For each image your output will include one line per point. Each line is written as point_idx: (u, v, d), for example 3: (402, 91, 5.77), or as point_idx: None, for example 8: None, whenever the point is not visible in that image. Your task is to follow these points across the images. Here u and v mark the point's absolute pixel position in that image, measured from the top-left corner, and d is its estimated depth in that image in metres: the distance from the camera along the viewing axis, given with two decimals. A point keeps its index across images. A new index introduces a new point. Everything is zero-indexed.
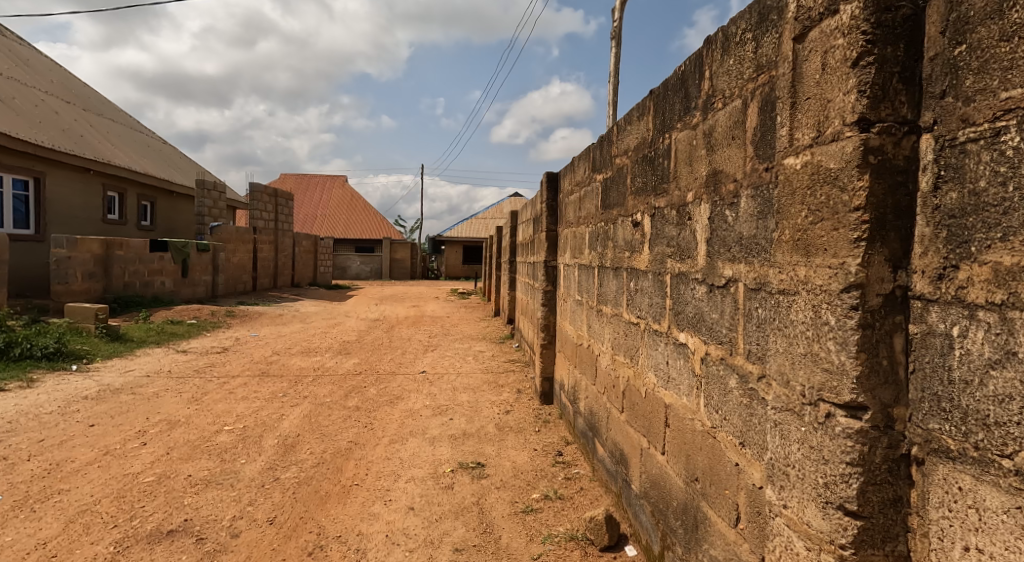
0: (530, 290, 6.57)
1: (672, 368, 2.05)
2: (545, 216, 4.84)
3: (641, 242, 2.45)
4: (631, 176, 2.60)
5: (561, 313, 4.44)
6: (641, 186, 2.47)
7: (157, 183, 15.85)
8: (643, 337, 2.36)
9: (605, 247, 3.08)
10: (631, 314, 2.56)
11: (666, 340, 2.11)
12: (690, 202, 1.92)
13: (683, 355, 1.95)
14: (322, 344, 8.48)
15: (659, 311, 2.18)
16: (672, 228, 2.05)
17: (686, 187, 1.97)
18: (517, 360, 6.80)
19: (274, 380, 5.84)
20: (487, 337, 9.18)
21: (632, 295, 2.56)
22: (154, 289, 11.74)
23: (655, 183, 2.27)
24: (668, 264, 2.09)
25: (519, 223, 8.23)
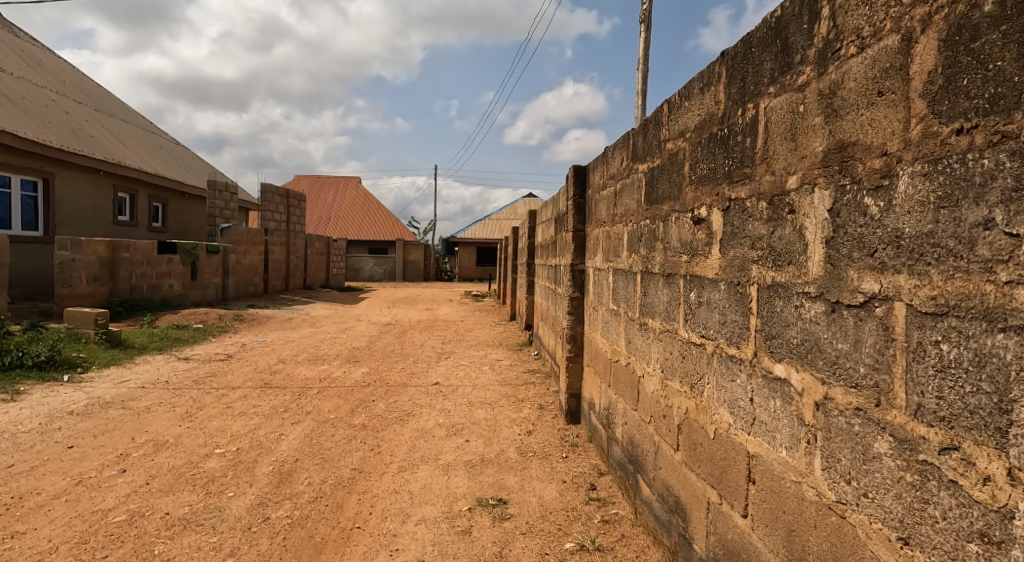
0: (552, 295, 6.10)
1: (763, 408, 1.64)
2: (572, 215, 4.37)
3: (706, 243, 1.98)
4: (690, 162, 2.15)
5: (590, 323, 3.98)
6: (702, 174, 2.04)
7: (168, 184, 15.59)
8: (711, 362, 1.92)
9: (651, 248, 2.63)
10: (690, 334, 2.11)
11: (753, 371, 1.68)
12: (795, 189, 1.54)
13: (787, 397, 1.54)
14: (330, 351, 8.06)
15: (742, 333, 1.73)
16: (765, 226, 1.64)
17: (794, 168, 1.55)
18: (536, 371, 6.33)
19: (277, 392, 5.41)
20: (503, 344, 8.71)
21: (692, 308, 2.10)
22: (162, 292, 11.43)
23: (729, 167, 1.83)
24: (757, 270, 1.67)
25: (539, 223, 7.75)
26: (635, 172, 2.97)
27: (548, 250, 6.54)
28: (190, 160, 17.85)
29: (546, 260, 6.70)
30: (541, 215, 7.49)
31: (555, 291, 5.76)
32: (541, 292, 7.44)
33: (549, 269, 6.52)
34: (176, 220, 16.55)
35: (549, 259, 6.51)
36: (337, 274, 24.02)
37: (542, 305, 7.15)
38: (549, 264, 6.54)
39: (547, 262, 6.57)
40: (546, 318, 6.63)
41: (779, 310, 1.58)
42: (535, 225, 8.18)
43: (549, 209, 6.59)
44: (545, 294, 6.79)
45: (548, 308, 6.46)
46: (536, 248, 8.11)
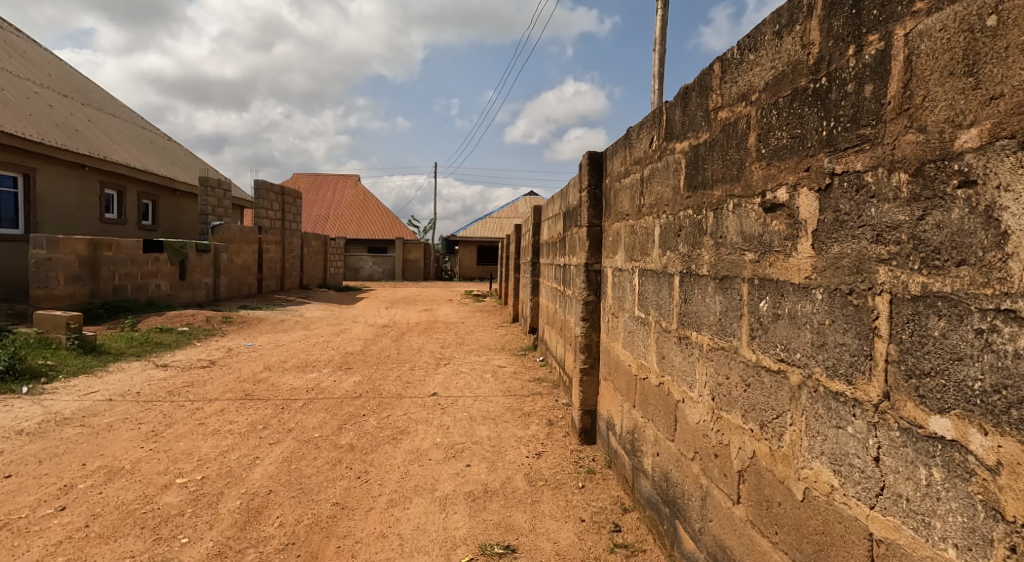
0: (560, 297, 5.60)
1: (907, 474, 1.25)
2: (586, 208, 3.87)
3: (799, 234, 1.55)
4: (763, 128, 1.70)
5: (609, 330, 3.49)
6: (795, 137, 1.59)
7: (159, 181, 15.09)
8: (808, 402, 1.51)
9: (694, 244, 2.15)
10: (765, 356, 1.68)
11: (889, 425, 1.29)
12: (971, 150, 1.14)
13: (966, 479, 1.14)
14: (322, 356, 7.56)
15: (872, 365, 1.33)
16: (912, 210, 1.25)
17: (993, 113, 1.11)
18: (543, 380, 5.83)
19: (258, 405, 4.91)
20: (506, 348, 8.20)
21: (769, 323, 1.65)
22: (148, 293, 10.93)
23: (846, 121, 1.42)
24: (902, 271, 1.26)
25: (545, 219, 7.25)
26: (668, 152, 2.47)
27: (556, 248, 6.03)
28: (182, 156, 17.35)
29: (554, 259, 6.19)
30: (547, 210, 6.98)
31: (565, 293, 5.25)
32: (547, 293, 6.93)
33: (556, 269, 6.01)
34: (167, 218, 16.06)
35: (557, 258, 6.00)
36: (334, 274, 23.52)
37: (548, 307, 6.64)
38: (556, 263, 6.03)
39: (555, 261, 6.07)
40: (554, 322, 6.12)
41: (948, 337, 1.18)
42: (540, 222, 7.67)
43: (557, 204, 6.08)
44: (552, 296, 6.29)
45: (556, 311, 5.95)
46: (541, 246, 7.60)
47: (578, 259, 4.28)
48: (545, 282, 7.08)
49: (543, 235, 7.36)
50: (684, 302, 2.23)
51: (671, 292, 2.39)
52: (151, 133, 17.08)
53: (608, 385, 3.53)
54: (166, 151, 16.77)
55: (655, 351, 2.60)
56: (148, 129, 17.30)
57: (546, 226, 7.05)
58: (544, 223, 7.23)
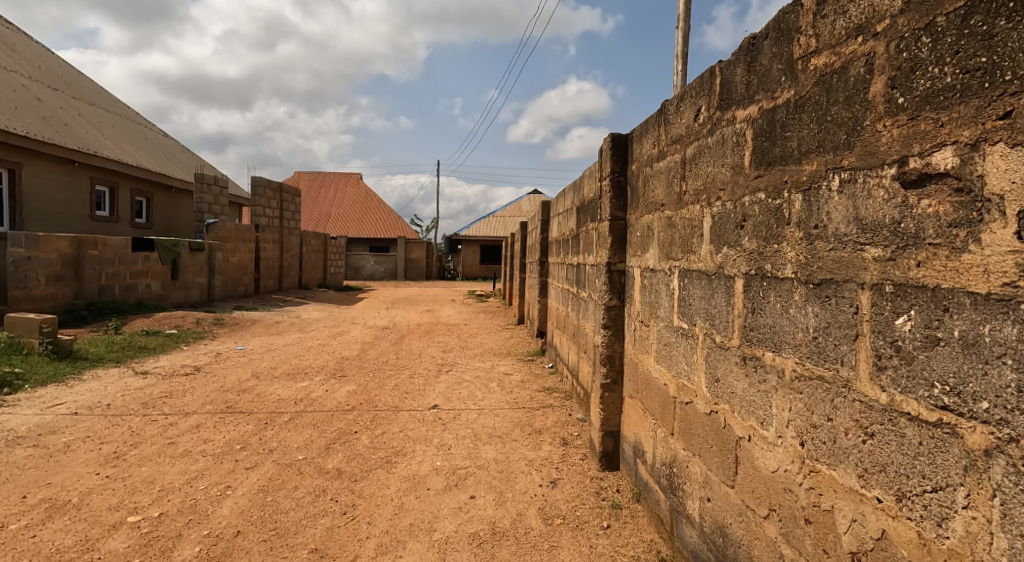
0: (574, 299, 5.10)
1: None
2: (607, 199, 3.39)
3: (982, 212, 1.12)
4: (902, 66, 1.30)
5: (637, 340, 3.01)
6: (991, 65, 1.11)
7: (152, 177, 14.64)
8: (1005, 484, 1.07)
9: (774, 238, 1.68)
10: (921, 403, 1.23)
11: None
12: None
13: None
14: (316, 362, 7.08)
15: None
16: None
17: None
18: (554, 391, 5.35)
19: (239, 420, 4.43)
20: (513, 353, 7.72)
21: (932, 346, 1.21)
22: (138, 293, 10.47)
23: None
24: None
25: (554, 216, 6.76)
26: (724, 123, 1.99)
27: (569, 247, 5.53)
28: (177, 153, 16.90)
29: (565, 259, 5.69)
30: (558, 205, 6.47)
31: (579, 295, 4.76)
32: (557, 295, 6.43)
33: (569, 270, 5.51)
34: (162, 216, 15.61)
35: (569, 257, 5.50)
36: (335, 273, 23.06)
37: (559, 311, 6.14)
38: (568, 263, 5.53)
39: (568, 260, 5.56)
40: (565, 327, 5.62)
41: None
42: (550, 218, 7.17)
43: (569, 197, 5.58)
44: (564, 299, 5.78)
45: (568, 316, 5.46)
46: (551, 245, 7.11)
47: (597, 257, 3.79)
48: (556, 283, 6.58)
49: (553, 233, 6.86)
50: (754, 313, 1.76)
51: (730, 300, 1.91)
52: (146, 129, 16.63)
53: (634, 404, 3.05)
54: (161, 147, 16.32)
55: (703, 369, 2.13)
56: (142, 125, 16.85)
57: (556, 223, 6.56)
58: (554, 220, 6.73)
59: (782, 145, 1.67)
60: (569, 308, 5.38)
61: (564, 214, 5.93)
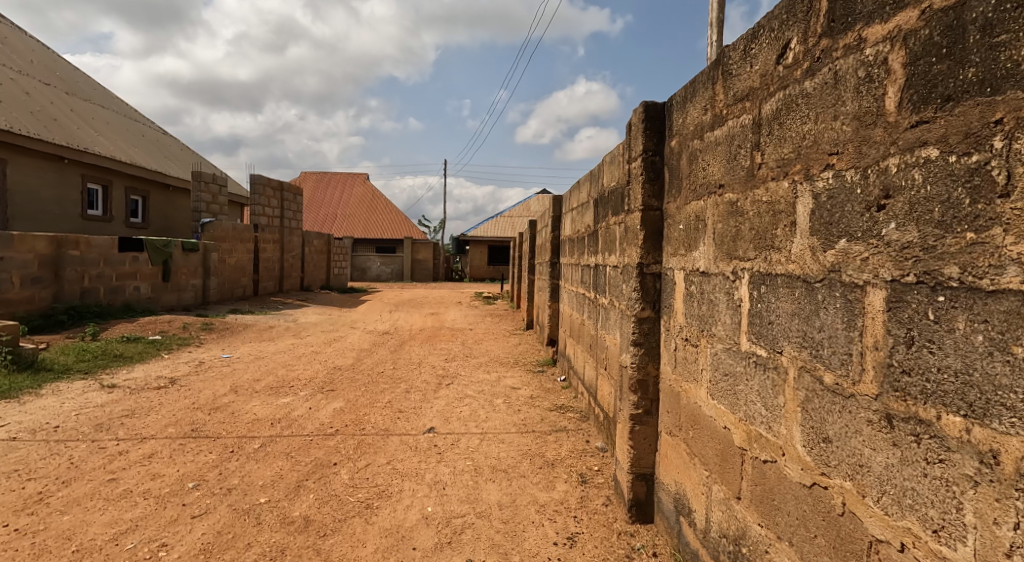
0: (592, 306, 4.44)
1: None
2: (638, 184, 2.72)
3: None
4: None
5: (681, 362, 2.35)
6: None
7: (147, 175, 14.11)
8: None
9: (972, 224, 1.05)
10: None
11: None
12: None
13: None
14: (305, 373, 6.47)
15: None
16: None
17: None
18: (568, 411, 4.69)
19: (202, 448, 3.79)
20: (521, 363, 7.06)
21: None
22: (125, 296, 9.92)
23: None
24: None
25: (567, 212, 6.09)
26: (838, 52, 1.36)
27: (585, 246, 4.86)
28: (175, 151, 16.39)
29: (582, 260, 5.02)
30: (571, 200, 5.82)
31: (599, 302, 4.10)
32: (571, 300, 5.78)
33: (585, 273, 4.85)
34: (158, 215, 15.09)
35: (585, 258, 4.86)
36: (339, 275, 22.49)
37: (573, 318, 5.50)
38: (584, 263, 4.87)
39: (584, 261, 4.90)
40: (581, 336, 4.96)
41: None
42: (562, 215, 6.50)
43: (586, 190, 4.92)
44: (579, 304, 5.13)
45: (585, 324, 4.79)
46: (563, 244, 6.45)
47: (624, 254, 3.12)
48: (569, 287, 5.93)
49: (566, 231, 6.20)
50: (933, 350, 1.12)
51: (864, 321, 1.28)
52: (143, 126, 16.13)
53: (677, 443, 2.39)
54: (158, 144, 15.81)
55: (794, 414, 1.50)
56: (139, 122, 16.36)
57: (569, 221, 5.91)
58: (567, 218, 6.10)
59: (987, 61, 1.04)
60: (587, 316, 4.72)
61: (579, 209, 5.28)
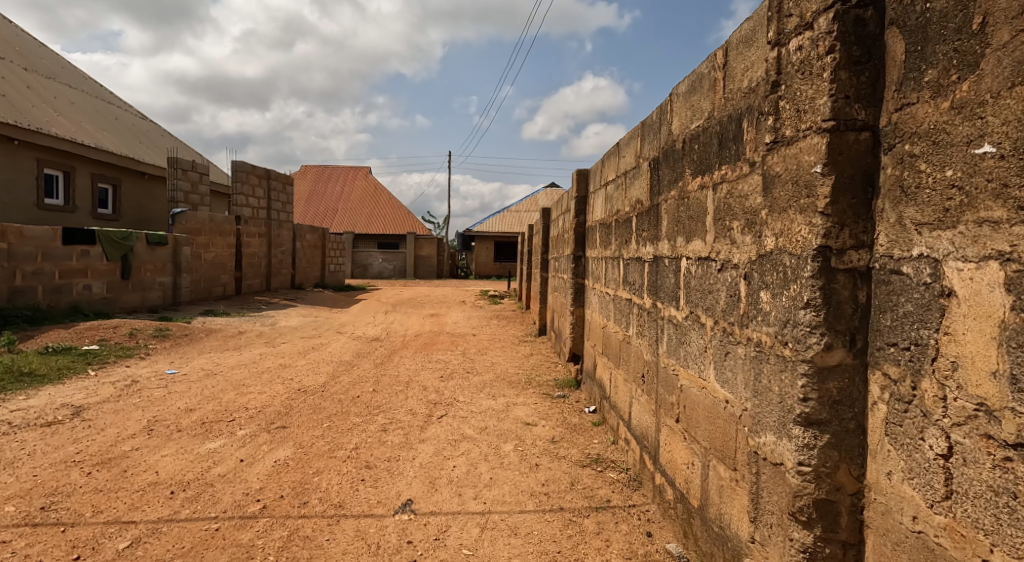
0: (647, 320, 3.05)
1: None
2: (812, 91, 1.51)
3: None
4: None
5: (979, 500, 1.15)
6: None
7: (117, 161, 12.81)
8: None
9: None
10: None
11: None
12: None
13: None
14: (259, 399, 5.07)
15: None
16: None
17: None
18: (608, 471, 3.28)
19: (28, 552, 2.36)
20: (535, 385, 5.65)
21: None
22: (74, 296, 8.61)
23: None
24: None
25: (597, 192, 4.69)
26: None
27: (633, 233, 3.44)
28: (152, 136, 15.08)
29: (625, 253, 3.60)
30: (604, 173, 4.42)
31: (666, 316, 2.71)
32: (603, 308, 4.38)
33: (632, 271, 3.44)
34: (133, 206, 13.84)
35: (631, 250, 3.45)
36: (335, 272, 21.08)
37: (609, 331, 4.10)
38: (631, 256, 3.46)
39: (630, 255, 3.48)
40: (626, 360, 3.56)
41: None
42: (589, 196, 5.08)
43: (633, 153, 3.51)
44: (621, 314, 3.74)
45: (633, 344, 3.38)
46: (589, 232, 5.03)
47: (744, 234, 1.85)
48: (600, 290, 4.52)
49: (594, 217, 4.81)
50: None
51: None
52: (115, 110, 14.82)
53: None
54: (133, 129, 14.53)
55: None
56: (113, 106, 15.05)
57: (601, 203, 4.53)
58: (597, 199, 4.69)
59: None
60: (636, 332, 3.33)
61: (619, 183, 3.88)
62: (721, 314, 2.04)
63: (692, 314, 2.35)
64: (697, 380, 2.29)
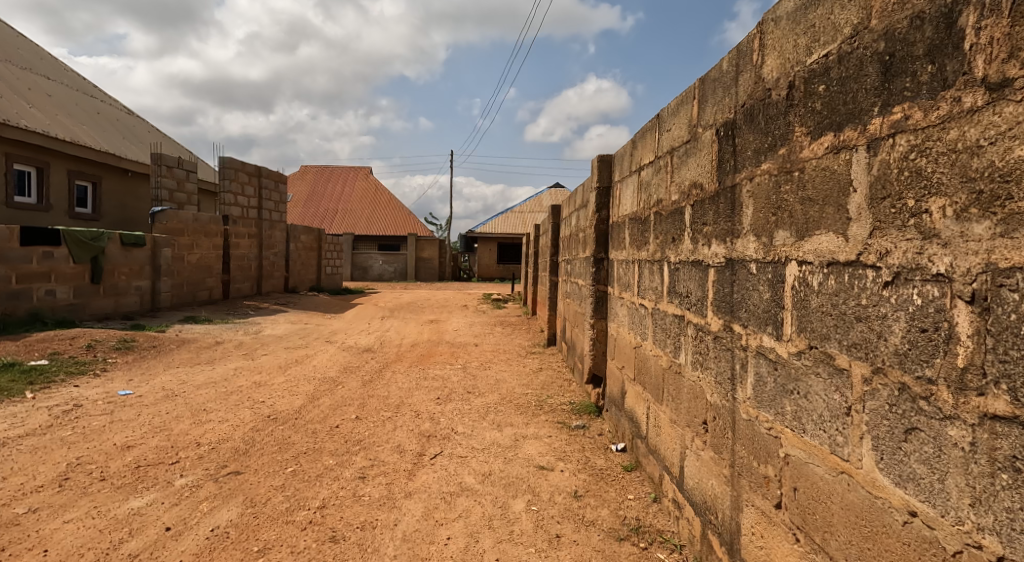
0: (716, 349, 2.20)
1: None
2: None
3: None
4: None
5: None
6: None
7: (95, 157, 12.10)
8: None
9: None
10: None
11: None
12: None
13: None
14: (219, 430, 4.26)
15: None
16: None
17: None
18: (658, 553, 2.45)
19: None
20: (546, 411, 4.84)
21: None
22: (34, 303, 7.91)
23: None
24: None
25: (625, 182, 3.89)
26: None
27: (684, 228, 2.61)
28: (136, 132, 14.37)
29: (671, 257, 2.77)
30: (637, 156, 3.59)
31: (755, 347, 1.87)
32: (635, 325, 3.54)
33: (683, 279, 2.61)
34: (114, 205, 13.18)
35: (683, 250, 2.61)
36: (333, 275, 20.29)
37: (645, 353, 3.27)
38: (682, 259, 2.63)
39: (680, 258, 2.65)
40: (674, 396, 2.72)
41: None
42: (614, 186, 4.25)
43: (684, 123, 2.67)
44: (664, 333, 2.90)
45: (688, 378, 2.54)
46: (613, 231, 4.22)
47: (973, 216, 1.11)
48: (630, 302, 3.68)
49: (621, 211, 3.97)
50: None
51: None
52: (98, 104, 14.13)
53: None
54: (115, 124, 13.86)
55: None
56: (95, 100, 14.36)
57: (632, 194, 3.69)
58: (626, 189, 3.85)
59: None
60: (691, 363, 2.49)
61: (659, 167, 3.05)
62: (905, 353, 1.24)
63: (816, 348, 1.50)
64: (829, 457, 1.46)
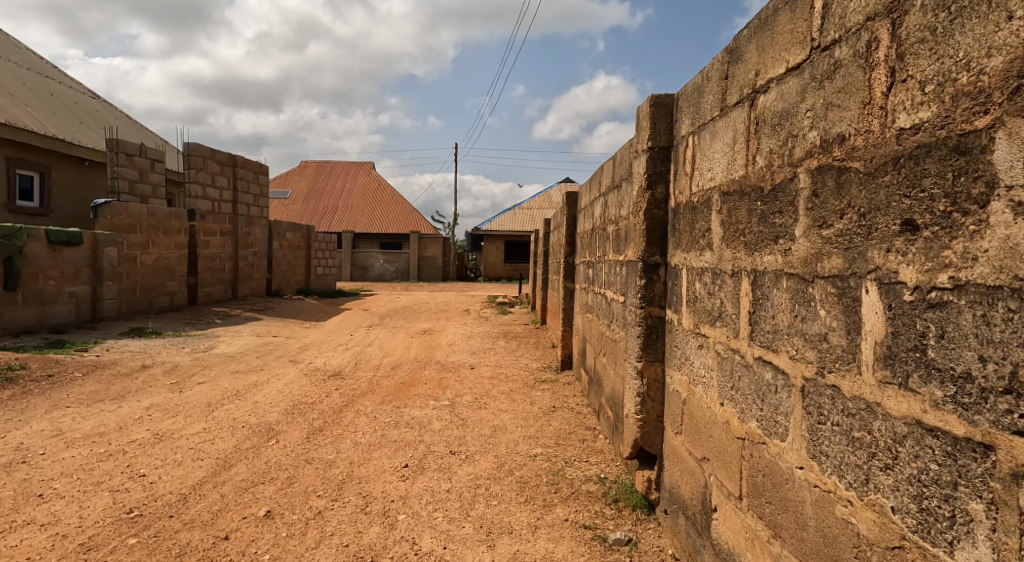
0: None
1: None
2: None
3: None
4: None
5: None
6: None
7: (38, 143, 10.56)
8: None
9: None
10: None
11: None
12: None
13: None
14: (27, 550, 2.61)
15: None
16: None
17: None
18: None
19: None
20: (564, 499, 3.18)
21: None
22: None
23: None
24: None
25: (707, 127, 2.21)
26: None
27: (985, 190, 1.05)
28: (93, 116, 12.81)
29: (904, 275, 1.20)
30: (739, 77, 1.92)
31: None
32: (739, 400, 1.87)
33: (983, 333, 1.05)
34: (69, 199, 11.70)
35: (983, 250, 1.05)
36: (325, 275, 18.72)
37: (778, 468, 1.61)
38: (975, 275, 1.06)
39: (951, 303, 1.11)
40: None
41: None
42: (679, 144, 2.59)
43: None
44: (858, 450, 1.31)
45: None
46: (678, 220, 2.56)
47: None
48: (722, 349, 2.01)
49: (697, 183, 2.31)
50: None
51: None
52: (48, 85, 12.58)
53: None
54: (70, 108, 12.37)
55: None
56: (47, 80, 12.80)
57: (725, 148, 2.03)
58: (711, 144, 2.18)
59: None
60: None
61: (825, 66, 1.44)
62: None
63: None
64: None
